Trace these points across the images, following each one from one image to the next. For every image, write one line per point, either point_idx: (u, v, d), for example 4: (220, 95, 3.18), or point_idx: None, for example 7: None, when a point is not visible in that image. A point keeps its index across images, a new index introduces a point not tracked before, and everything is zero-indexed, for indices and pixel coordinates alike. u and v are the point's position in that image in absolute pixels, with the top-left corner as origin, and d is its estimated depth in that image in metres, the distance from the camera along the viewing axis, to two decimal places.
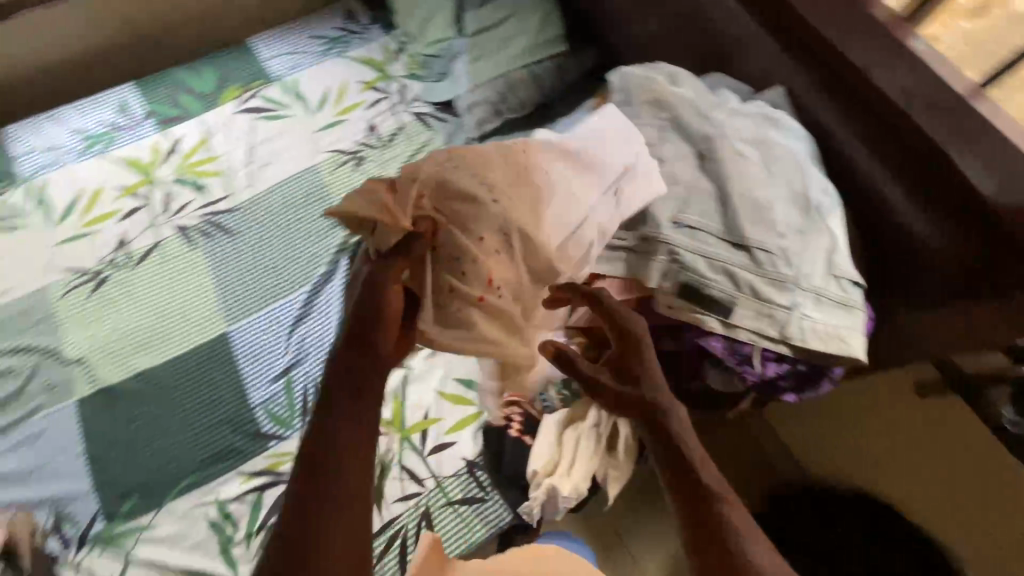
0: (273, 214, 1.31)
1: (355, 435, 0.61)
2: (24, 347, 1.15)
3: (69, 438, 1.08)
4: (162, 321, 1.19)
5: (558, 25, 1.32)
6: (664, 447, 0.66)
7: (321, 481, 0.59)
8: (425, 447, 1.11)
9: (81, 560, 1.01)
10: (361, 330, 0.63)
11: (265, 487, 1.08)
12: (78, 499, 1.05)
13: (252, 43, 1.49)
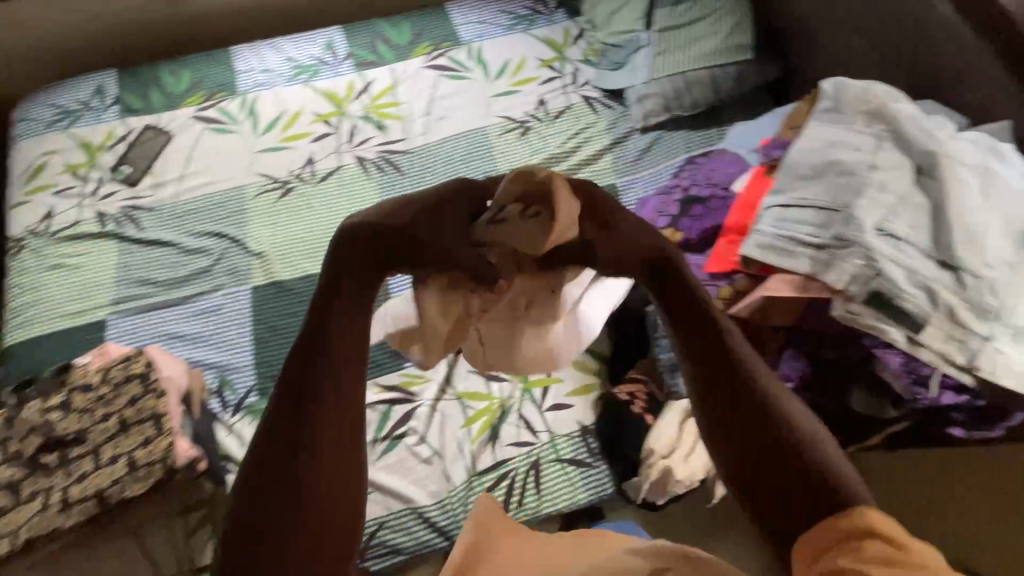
0: (439, 162, 1.40)
1: (338, 384, 0.64)
2: (220, 232, 1.30)
3: (242, 317, 1.23)
4: (333, 235, 1.31)
5: (749, 34, 1.35)
6: (704, 356, 0.70)
7: (305, 430, 0.63)
8: (544, 403, 1.16)
9: (234, 423, 1.13)
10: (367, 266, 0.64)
11: (395, 402, 1.17)
12: (239, 371, 1.18)
13: (447, 9, 1.62)
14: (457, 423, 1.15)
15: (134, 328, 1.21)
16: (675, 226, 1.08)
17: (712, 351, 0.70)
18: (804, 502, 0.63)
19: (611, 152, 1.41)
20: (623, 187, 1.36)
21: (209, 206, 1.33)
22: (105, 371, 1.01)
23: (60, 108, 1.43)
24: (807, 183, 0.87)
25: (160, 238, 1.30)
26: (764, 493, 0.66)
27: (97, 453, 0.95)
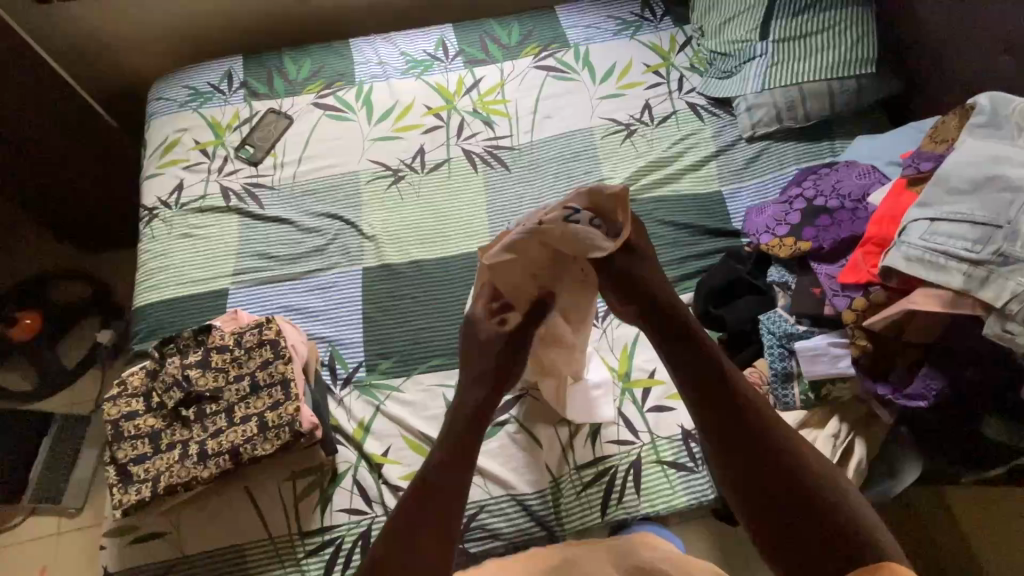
0: (543, 160, 1.43)
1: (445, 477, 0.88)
2: (334, 214, 1.36)
3: (353, 295, 1.28)
4: (441, 224, 1.35)
5: (873, 46, 1.31)
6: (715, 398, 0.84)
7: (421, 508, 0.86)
8: (644, 403, 1.16)
9: (344, 396, 1.17)
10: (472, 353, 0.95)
11: None
12: (349, 346, 1.23)
13: (555, 12, 1.65)
14: (557, 416, 1.15)
15: (253, 298, 1.27)
16: (798, 235, 1.07)
17: (729, 402, 0.83)
18: (825, 536, 0.74)
19: (716, 160, 1.40)
20: (729, 195, 1.35)
21: (324, 189, 1.40)
22: (239, 335, 1.07)
23: (192, 89, 1.53)
24: (962, 199, 0.85)
25: (279, 216, 1.36)
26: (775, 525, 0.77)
27: (232, 411, 1.01)
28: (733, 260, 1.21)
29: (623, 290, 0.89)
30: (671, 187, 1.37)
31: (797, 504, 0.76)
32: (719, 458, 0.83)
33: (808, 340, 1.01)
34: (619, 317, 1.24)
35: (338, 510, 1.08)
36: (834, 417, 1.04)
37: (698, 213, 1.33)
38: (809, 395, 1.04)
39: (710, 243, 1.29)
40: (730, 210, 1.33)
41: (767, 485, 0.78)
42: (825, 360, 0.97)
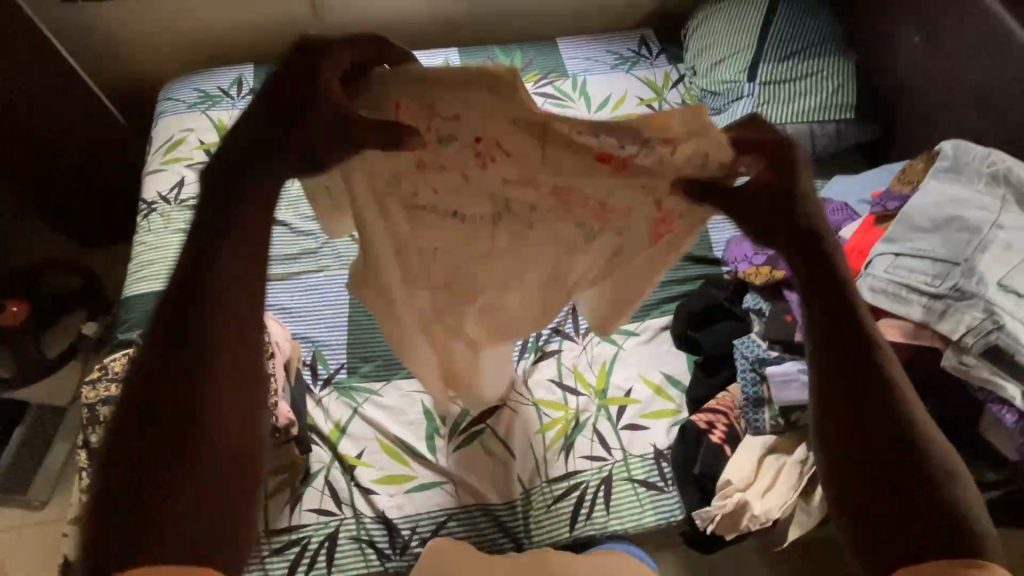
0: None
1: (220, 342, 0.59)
2: None
3: (342, 298, 1.31)
4: None
5: (852, 94, 1.39)
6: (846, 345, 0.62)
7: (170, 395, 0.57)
8: (620, 420, 1.17)
9: (323, 397, 1.18)
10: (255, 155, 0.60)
11: None
12: (333, 347, 1.25)
13: (557, 44, 1.74)
14: (532, 429, 1.16)
15: None
16: (773, 265, 1.14)
17: (861, 354, 0.62)
18: (925, 535, 0.55)
19: None
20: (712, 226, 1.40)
21: None
22: None
23: (202, 92, 1.59)
24: (924, 236, 0.90)
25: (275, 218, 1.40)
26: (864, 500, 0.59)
27: None
28: (712, 286, 1.25)
29: (752, 211, 0.64)
30: None
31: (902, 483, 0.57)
32: (827, 415, 0.62)
33: (779, 365, 1.06)
34: (599, 335, 1.27)
35: (306, 510, 1.08)
36: (802, 444, 1.07)
37: None
38: (779, 420, 1.07)
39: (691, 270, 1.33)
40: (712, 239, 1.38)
41: (874, 456, 0.59)
42: (797, 387, 1.03)
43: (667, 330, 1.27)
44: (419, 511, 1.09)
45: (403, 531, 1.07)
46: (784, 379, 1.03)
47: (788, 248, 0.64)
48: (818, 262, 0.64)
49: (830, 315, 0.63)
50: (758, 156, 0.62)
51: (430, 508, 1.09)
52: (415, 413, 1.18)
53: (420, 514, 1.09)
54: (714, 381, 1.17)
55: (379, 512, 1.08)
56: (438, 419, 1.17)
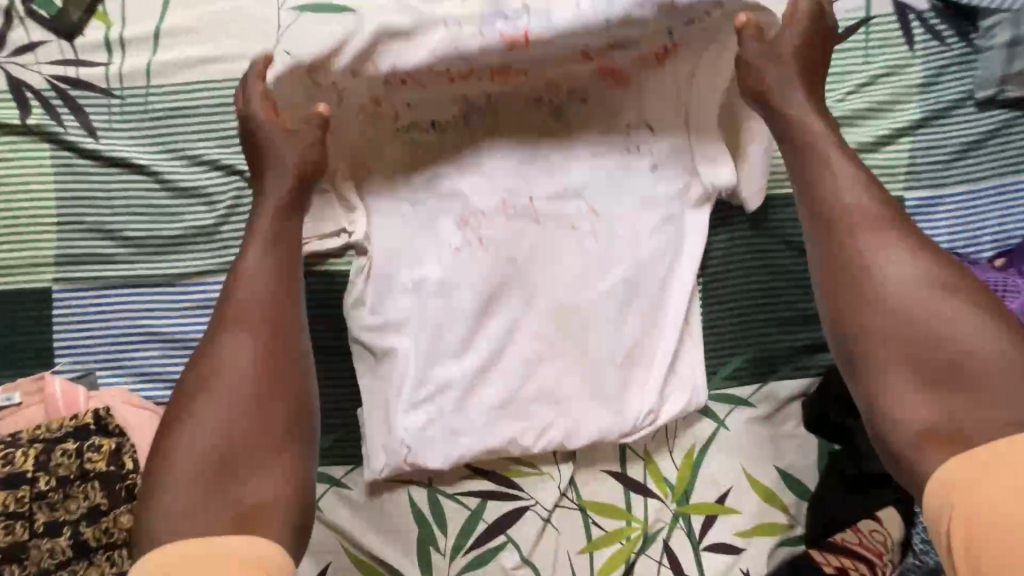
0: (594, 118, 0.79)
1: (258, 309, 0.59)
2: (232, 167, 0.76)
3: None
4: (418, 204, 0.78)
5: None
6: (851, 199, 0.58)
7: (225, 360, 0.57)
8: (703, 538, 0.81)
9: None
10: (290, 203, 0.66)
11: (498, 499, 0.80)
12: None
13: None
14: (573, 543, 0.80)
15: (99, 314, 0.75)
16: None
17: (876, 218, 0.57)
18: (914, 393, 0.51)
19: (917, 132, 0.80)
20: (913, 212, 0.80)
21: (213, 118, 0.76)
22: (49, 449, 0.61)
23: None
24: None
25: (130, 159, 0.75)
26: (893, 393, 0.52)
27: None
28: None
29: (782, 95, 0.65)
30: None
31: (944, 357, 0.51)
32: (855, 300, 0.55)
33: None
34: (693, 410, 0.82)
35: None
36: None
37: None
38: None
39: None
40: None
41: (911, 321, 0.53)
42: None
43: (799, 400, 0.82)
44: None
45: None
46: None
47: (790, 100, 0.65)
48: (810, 123, 0.63)
49: (837, 179, 0.60)
50: (784, 42, 0.66)
51: None
52: (397, 511, 0.79)
53: None
54: (858, 504, 0.79)
55: None
56: (437, 527, 0.80)
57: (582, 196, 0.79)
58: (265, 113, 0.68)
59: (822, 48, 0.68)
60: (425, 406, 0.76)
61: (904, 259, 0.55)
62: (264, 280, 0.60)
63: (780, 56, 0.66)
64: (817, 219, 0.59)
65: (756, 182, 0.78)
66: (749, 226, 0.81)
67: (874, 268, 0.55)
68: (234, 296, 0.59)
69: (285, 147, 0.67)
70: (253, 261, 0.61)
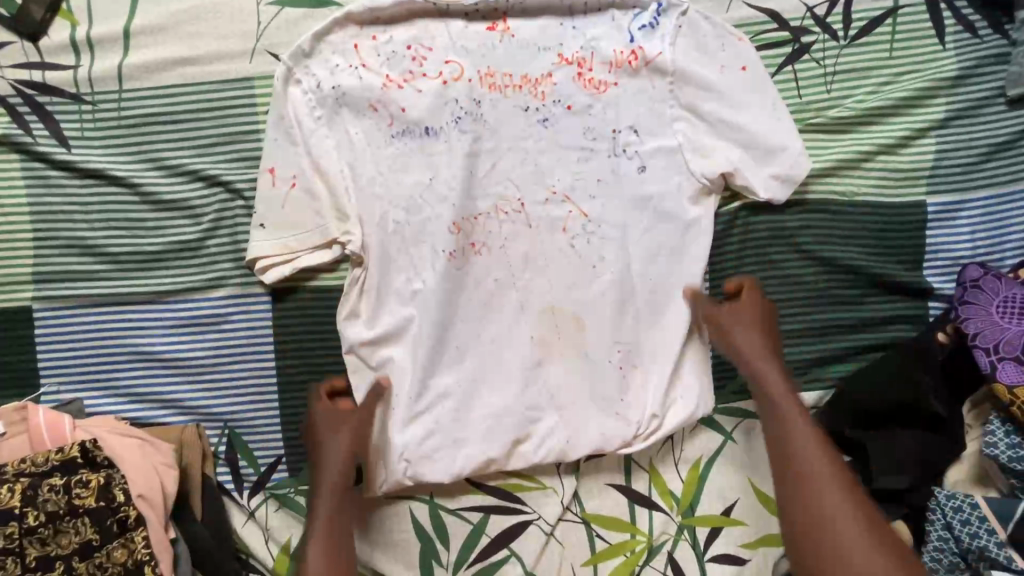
0: (600, 121, 0.75)
1: (322, 523, 0.69)
2: (215, 178, 0.72)
3: (263, 344, 0.74)
4: (415, 215, 0.74)
5: None
6: (813, 459, 0.64)
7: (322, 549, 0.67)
8: (708, 550, 0.80)
9: (257, 510, 0.75)
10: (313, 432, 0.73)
11: (500, 513, 0.79)
12: (259, 427, 0.75)
13: None
14: (577, 557, 0.79)
15: (83, 334, 0.72)
16: None
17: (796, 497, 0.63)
18: None
19: (942, 133, 0.76)
20: (935, 218, 0.77)
21: (192, 125, 0.72)
22: (33, 485, 0.59)
23: None
24: None
25: (105, 171, 0.71)
26: None
27: None
28: (913, 365, 0.73)
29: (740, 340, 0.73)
30: (834, 186, 0.76)
31: None
32: None
33: None
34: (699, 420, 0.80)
35: None
36: None
37: (866, 243, 0.77)
38: None
39: (871, 311, 0.77)
40: (929, 245, 0.77)
41: None
42: None
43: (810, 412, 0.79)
44: None
45: None
46: None
47: (762, 362, 0.72)
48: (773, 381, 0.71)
49: (796, 461, 0.65)
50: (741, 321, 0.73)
51: None
52: (399, 525, 0.78)
53: None
54: None
55: None
56: (438, 542, 0.78)
57: (571, 199, 0.75)
58: (322, 402, 0.73)
59: (771, 332, 0.74)
60: (424, 418, 0.74)
61: (853, 506, 0.61)
62: (335, 506, 0.69)
63: (743, 326, 0.73)
64: (789, 468, 0.65)
65: (756, 172, 0.74)
66: (764, 233, 0.76)
67: (827, 501, 0.61)
68: (318, 512, 0.69)
69: (342, 425, 0.72)
70: (315, 497, 0.70)
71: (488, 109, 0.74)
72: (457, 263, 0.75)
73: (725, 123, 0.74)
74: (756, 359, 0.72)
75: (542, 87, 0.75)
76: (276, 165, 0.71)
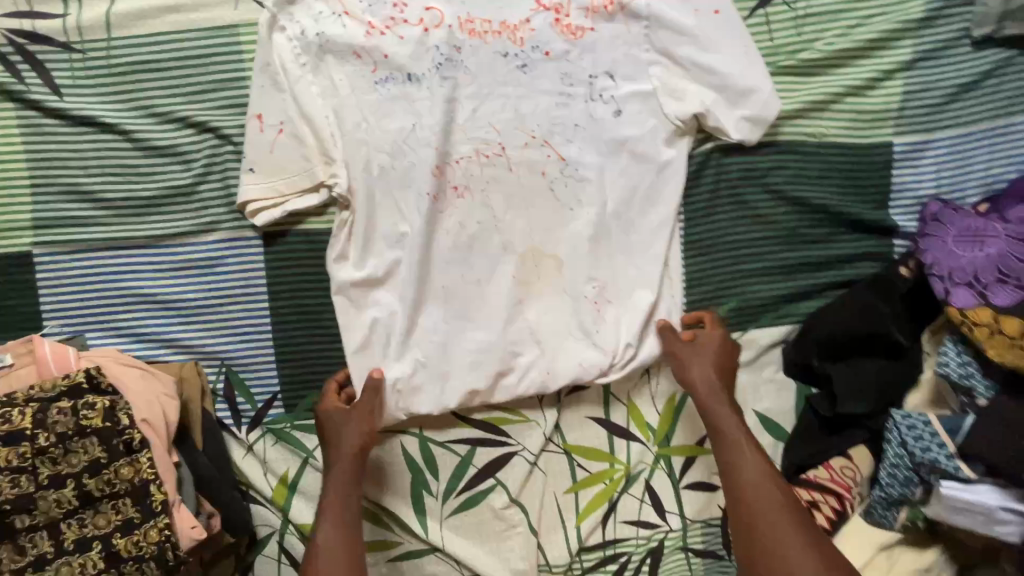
0: (577, 67, 0.77)
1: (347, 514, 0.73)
2: (205, 125, 0.74)
3: (255, 285, 0.78)
4: (397, 157, 0.76)
5: None
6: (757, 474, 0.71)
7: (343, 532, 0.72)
8: (683, 477, 0.85)
9: (255, 444, 0.79)
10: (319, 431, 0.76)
11: (485, 446, 0.83)
12: (254, 365, 0.79)
13: None
14: (559, 486, 0.84)
15: (84, 277, 0.76)
16: None
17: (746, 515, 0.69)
18: None
19: (909, 74, 0.78)
20: (902, 158, 0.79)
21: (180, 73, 0.74)
22: (44, 408, 0.63)
23: None
24: None
25: (98, 118, 0.73)
26: None
27: (58, 533, 0.63)
28: (877, 298, 0.77)
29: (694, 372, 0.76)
30: (804, 127, 0.79)
31: None
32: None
33: (965, 485, 0.68)
34: None
35: None
36: (937, 547, 0.78)
37: (835, 183, 0.80)
38: (917, 521, 0.76)
39: (838, 248, 0.80)
40: (895, 184, 0.80)
41: None
42: (974, 516, 0.67)
43: (779, 346, 0.83)
44: None
45: None
46: (964, 504, 0.67)
47: (713, 389, 0.75)
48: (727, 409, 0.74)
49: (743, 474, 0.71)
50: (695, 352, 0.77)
51: None
52: (391, 457, 0.83)
53: None
54: (835, 443, 0.80)
55: None
56: (428, 472, 0.83)
57: (550, 143, 0.78)
58: (329, 400, 0.76)
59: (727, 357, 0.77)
60: (411, 352, 0.78)
61: (797, 525, 0.67)
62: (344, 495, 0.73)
63: (699, 357, 0.76)
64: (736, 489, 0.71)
65: (725, 115, 0.76)
66: (736, 174, 0.79)
67: (778, 524, 0.68)
68: (329, 499, 0.73)
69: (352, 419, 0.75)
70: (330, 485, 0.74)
71: (468, 56, 0.76)
72: (440, 207, 0.77)
73: (696, 66, 0.75)
74: (705, 393, 0.75)
75: (520, 33, 0.76)
76: (262, 112, 0.74)
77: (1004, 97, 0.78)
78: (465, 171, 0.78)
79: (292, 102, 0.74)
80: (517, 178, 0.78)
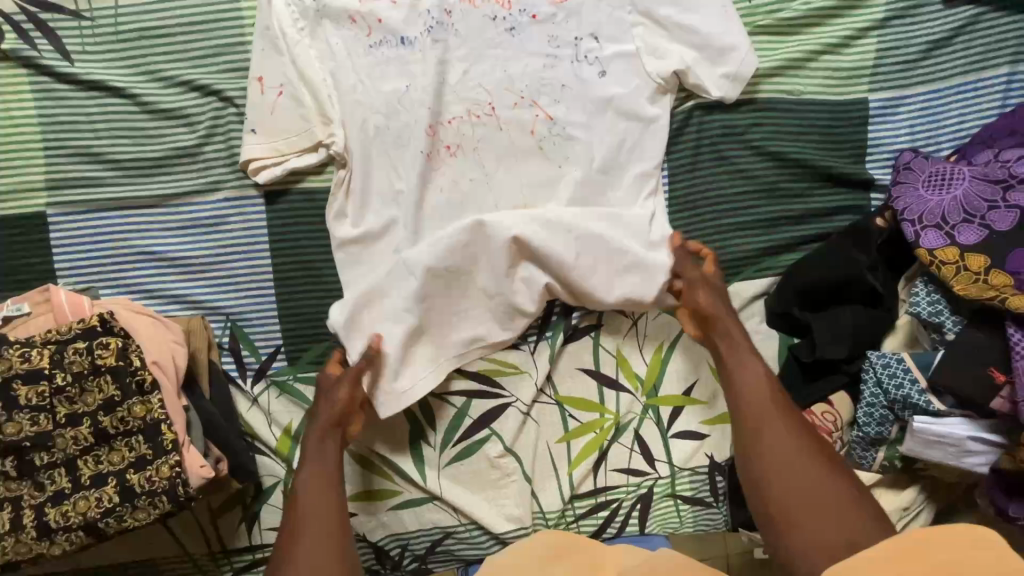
0: (564, 30, 0.81)
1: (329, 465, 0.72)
2: (208, 88, 0.78)
3: (257, 243, 0.81)
4: (392, 118, 0.80)
5: None
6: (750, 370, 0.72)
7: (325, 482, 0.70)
8: (671, 427, 0.88)
9: (259, 396, 0.83)
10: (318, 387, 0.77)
11: (480, 397, 0.87)
12: (257, 320, 0.83)
13: None
14: (551, 435, 0.88)
15: (94, 235, 0.79)
16: (997, 260, 0.66)
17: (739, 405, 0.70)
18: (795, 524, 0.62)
19: (882, 33, 0.81)
20: (877, 113, 0.83)
21: (184, 39, 0.78)
22: (61, 350, 0.67)
23: None
24: None
25: (105, 82, 0.77)
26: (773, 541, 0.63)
27: (75, 470, 0.66)
28: (853, 247, 0.80)
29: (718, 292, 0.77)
30: (782, 85, 0.82)
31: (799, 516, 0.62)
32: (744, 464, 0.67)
33: (936, 417, 0.71)
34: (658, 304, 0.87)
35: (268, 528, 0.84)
36: (915, 485, 0.81)
37: (812, 138, 0.83)
38: (894, 461, 0.78)
39: (817, 201, 0.84)
40: (870, 139, 0.83)
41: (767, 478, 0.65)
42: (945, 446, 0.71)
43: (762, 297, 0.86)
44: (409, 530, 0.88)
45: (392, 553, 0.89)
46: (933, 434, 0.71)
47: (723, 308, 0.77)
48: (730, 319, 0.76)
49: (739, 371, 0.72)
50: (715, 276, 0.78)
51: (422, 526, 0.88)
52: None
53: (409, 532, 0.88)
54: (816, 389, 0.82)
55: (358, 533, 0.88)
56: (425, 424, 0.87)
57: (538, 103, 0.81)
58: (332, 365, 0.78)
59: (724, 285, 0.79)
60: None
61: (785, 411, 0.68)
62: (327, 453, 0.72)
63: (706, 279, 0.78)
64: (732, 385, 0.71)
65: (705, 73, 0.79)
66: (716, 131, 0.83)
67: (766, 408, 0.68)
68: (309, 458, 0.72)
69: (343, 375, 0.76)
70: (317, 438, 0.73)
71: (458, 21, 0.80)
72: (433, 164, 0.81)
73: (675, 27, 0.79)
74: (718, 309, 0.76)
75: None
76: (264, 75, 0.77)
77: (975, 53, 0.81)
78: (456, 130, 0.81)
79: (291, 65, 0.77)
80: (506, 136, 0.81)
